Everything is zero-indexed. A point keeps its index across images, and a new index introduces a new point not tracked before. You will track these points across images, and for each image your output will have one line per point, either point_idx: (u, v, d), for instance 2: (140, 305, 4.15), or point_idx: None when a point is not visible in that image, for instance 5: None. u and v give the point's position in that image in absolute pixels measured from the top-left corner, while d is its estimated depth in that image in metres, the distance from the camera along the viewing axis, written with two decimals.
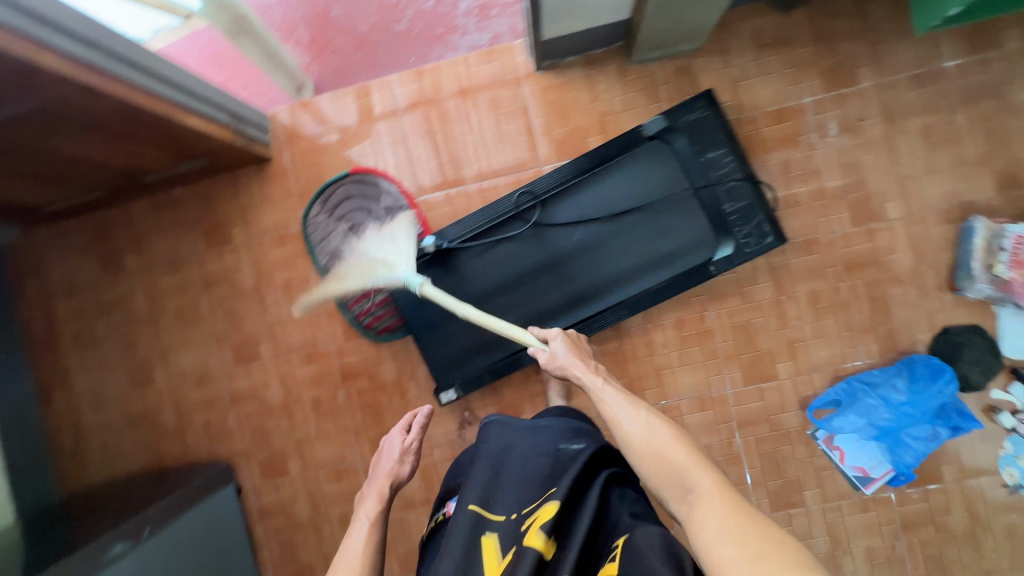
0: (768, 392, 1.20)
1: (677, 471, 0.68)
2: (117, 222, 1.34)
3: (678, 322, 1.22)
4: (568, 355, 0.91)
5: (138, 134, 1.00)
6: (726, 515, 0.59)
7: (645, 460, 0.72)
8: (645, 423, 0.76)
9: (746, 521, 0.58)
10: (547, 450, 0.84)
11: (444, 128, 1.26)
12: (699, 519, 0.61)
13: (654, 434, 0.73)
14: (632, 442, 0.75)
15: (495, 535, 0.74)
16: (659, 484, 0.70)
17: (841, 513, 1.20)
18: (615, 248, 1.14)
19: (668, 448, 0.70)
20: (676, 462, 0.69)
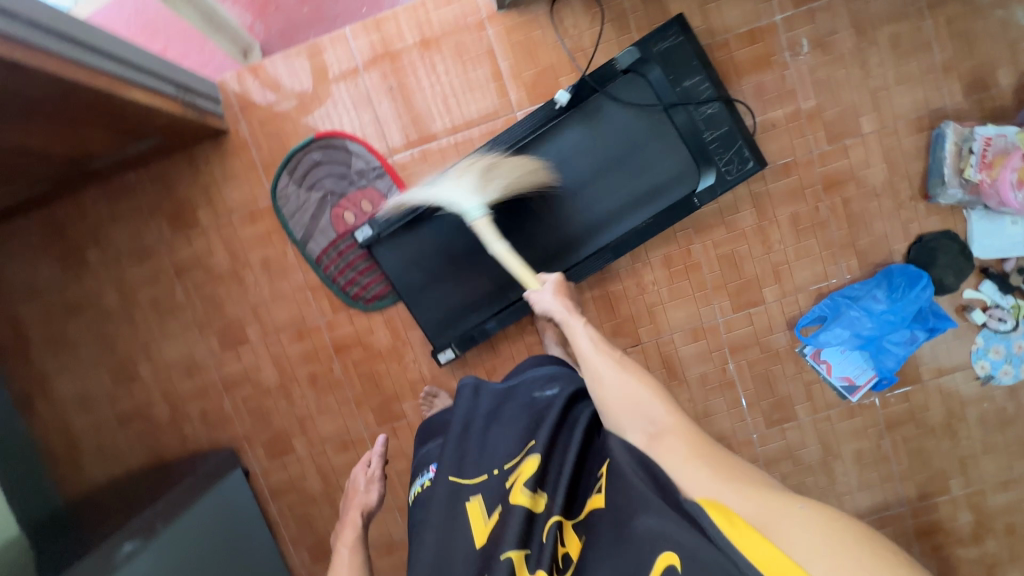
0: (757, 317, 1.24)
1: (632, 404, 0.71)
2: (70, 216, 1.25)
3: (665, 259, 1.22)
4: (555, 296, 0.92)
5: (80, 116, 0.92)
6: (691, 450, 0.63)
7: (608, 397, 0.73)
8: (610, 358, 0.79)
9: (717, 456, 0.62)
10: (518, 403, 0.87)
11: (409, 81, 1.20)
12: (666, 451, 0.64)
13: (619, 369, 0.76)
14: (598, 384, 0.76)
15: (479, 499, 0.77)
16: (615, 419, 0.71)
17: (830, 421, 1.27)
18: (597, 190, 1.13)
19: (635, 386, 0.72)
20: (642, 395, 0.71)
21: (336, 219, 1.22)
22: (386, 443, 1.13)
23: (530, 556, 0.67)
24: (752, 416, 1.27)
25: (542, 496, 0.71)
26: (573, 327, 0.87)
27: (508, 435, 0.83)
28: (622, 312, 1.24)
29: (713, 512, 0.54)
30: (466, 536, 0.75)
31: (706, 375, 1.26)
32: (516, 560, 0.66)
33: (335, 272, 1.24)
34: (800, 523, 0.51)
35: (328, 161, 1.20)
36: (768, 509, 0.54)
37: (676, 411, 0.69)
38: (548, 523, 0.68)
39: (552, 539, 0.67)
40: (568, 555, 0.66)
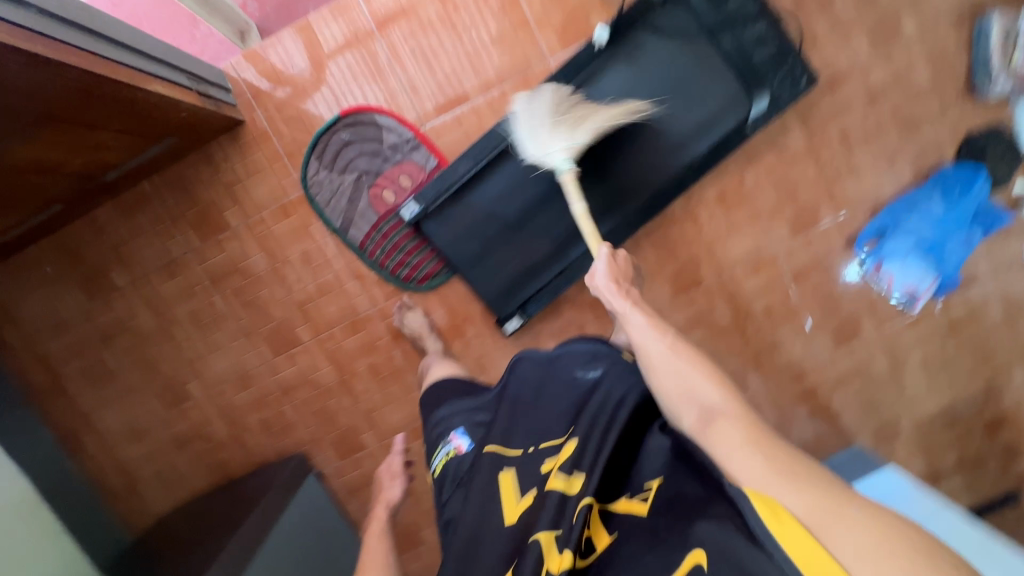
0: (815, 239, 1.22)
1: (687, 394, 0.67)
2: (86, 237, 1.16)
3: (720, 193, 1.20)
4: (609, 276, 0.82)
5: (99, 120, 0.83)
6: (748, 435, 0.61)
7: (669, 389, 0.68)
8: (665, 345, 0.71)
9: (772, 444, 0.59)
10: (564, 384, 0.83)
11: (431, 40, 1.12)
12: (721, 440, 0.61)
13: (673, 356, 0.70)
14: (656, 374, 0.70)
15: (512, 471, 0.75)
16: (668, 406, 0.68)
17: (896, 332, 1.28)
18: (648, 130, 1.08)
19: (689, 372, 0.68)
20: (694, 381, 0.67)
21: (374, 200, 1.15)
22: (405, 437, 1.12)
23: (560, 536, 0.63)
24: (820, 339, 1.27)
25: (578, 477, 0.67)
26: (620, 312, 0.77)
27: (555, 416, 0.79)
28: (682, 255, 1.22)
29: (758, 502, 0.54)
30: (496, 508, 0.72)
31: (770, 306, 1.25)
32: (543, 540, 0.64)
33: (382, 257, 1.18)
34: (854, 528, 0.50)
35: (358, 138, 1.13)
36: (817, 505, 0.53)
37: (734, 396, 0.65)
38: (580, 499, 0.64)
39: (581, 516, 0.63)
40: (592, 541, 0.63)
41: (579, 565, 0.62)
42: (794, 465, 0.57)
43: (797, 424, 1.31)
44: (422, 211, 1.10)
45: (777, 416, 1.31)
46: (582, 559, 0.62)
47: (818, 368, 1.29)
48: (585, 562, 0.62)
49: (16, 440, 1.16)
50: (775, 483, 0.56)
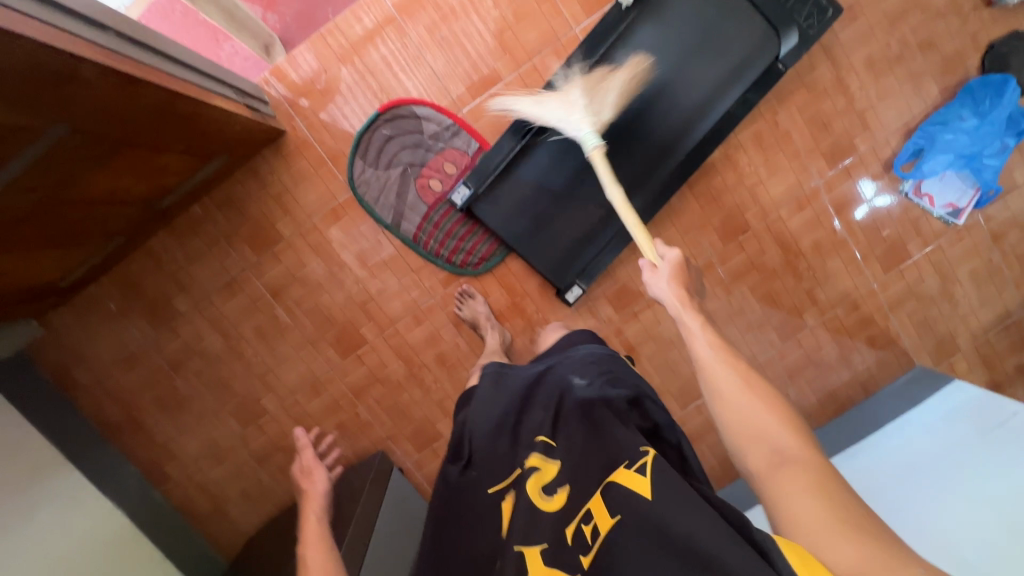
0: (853, 169, 1.25)
1: (756, 432, 0.61)
2: (145, 268, 1.18)
3: (755, 137, 1.23)
4: (672, 282, 0.80)
5: (168, 142, 0.85)
6: (819, 483, 0.55)
7: (729, 420, 0.64)
8: (734, 377, 0.66)
9: (838, 493, 0.54)
10: (546, 389, 0.80)
11: (458, 25, 1.14)
12: (785, 483, 0.55)
13: (743, 388, 0.64)
14: (722, 404, 0.65)
15: (505, 492, 0.73)
16: (733, 437, 0.62)
17: (943, 250, 1.30)
18: (683, 84, 1.10)
19: (761, 413, 0.62)
20: (763, 420, 0.61)
21: (423, 190, 1.18)
22: (304, 429, 1.21)
23: (550, 551, 0.63)
24: (869, 266, 1.30)
25: (563, 491, 0.67)
26: (688, 332, 0.73)
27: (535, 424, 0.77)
28: (725, 203, 1.25)
29: (794, 558, 0.49)
30: (491, 531, 0.71)
31: (818, 241, 1.28)
32: (524, 553, 0.64)
33: (435, 246, 1.20)
34: None
35: (399, 133, 1.16)
36: (874, 559, 0.49)
37: (807, 442, 0.59)
38: (574, 520, 0.63)
39: (577, 536, 0.62)
40: (597, 528, 0.60)
41: (580, 565, 0.59)
42: (864, 521, 0.52)
43: (857, 353, 1.34)
44: (469, 196, 1.12)
45: (837, 349, 1.33)
46: (586, 556, 0.60)
47: (871, 295, 1.31)
48: (589, 559, 0.59)
49: (104, 476, 1.18)
50: (838, 532, 0.51)
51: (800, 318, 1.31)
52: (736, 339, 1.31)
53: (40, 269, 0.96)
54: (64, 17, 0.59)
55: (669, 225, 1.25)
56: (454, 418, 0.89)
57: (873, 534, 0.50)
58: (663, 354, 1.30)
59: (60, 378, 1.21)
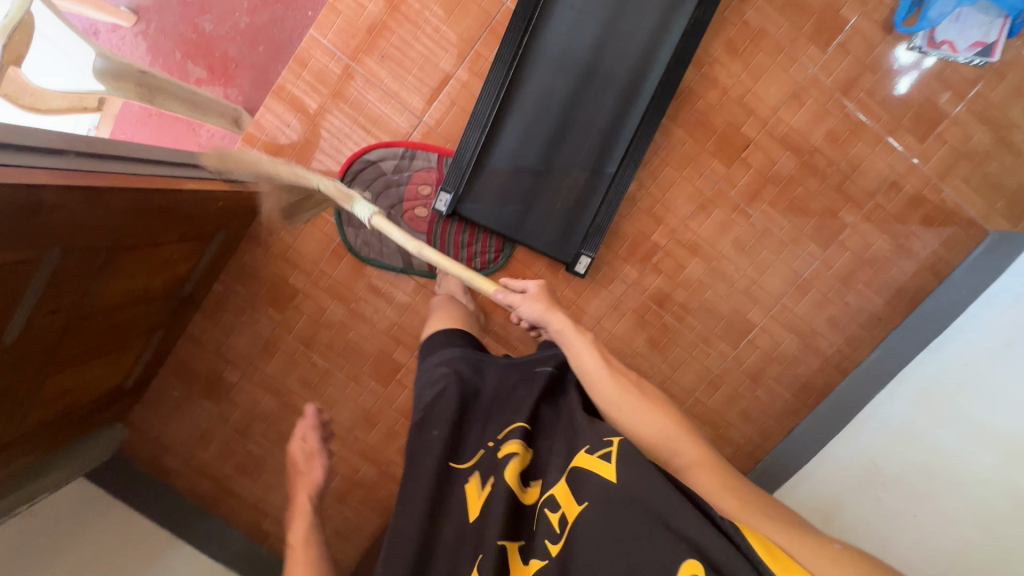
0: (849, 44, 1.13)
1: (663, 444, 0.70)
2: (193, 351, 1.28)
3: (729, 46, 1.12)
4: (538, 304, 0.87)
5: (159, 235, 0.92)
6: (724, 478, 0.64)
7: (636, 426, 0.72)
8: (622, 385, 0.76)
9: (741, 485, 0.64)
10: (507, 375, 0.84)
11: (393, 39, 1.14)
12: (705, 483, 0.64)
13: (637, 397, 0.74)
14: (618, 416, 0.73)
15: (471, 475, 0.72)
16: (651, 450, 0.70)
17: (984, 97, 1.14)
18: (627, 22, 1.05)
19: (662, 421, 0.72)
20: (667, 427, 0.71)
21: (414, 223, 1.20)
22: (317, 407, 0.93)
23: (525, 547, 0.63)
24: (900, 141, 1.16)
25: (536, 486, 0.69)
26: (572, 347, 0.81)
27: (500, 409, 0.78)
28: (717, 124, 1.16)
29: (755, 539, 0.52)
30: (461, 517, 0.69)
31: (832, 131, 1.16)
32: (507, 547, 0.63)
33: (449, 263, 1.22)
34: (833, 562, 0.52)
35: (367, 186, 1.19)
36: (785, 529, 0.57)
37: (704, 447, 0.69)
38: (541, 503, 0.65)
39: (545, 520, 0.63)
40: (563, 518, 0.61)
41: (547, 554, 0.60)
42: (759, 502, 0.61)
43: (915, 238, 1.20)
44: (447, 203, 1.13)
45: (889, 240, 1.20)
46: (553, 543, 0.60)
47: (913, 170, 1.17)
48: (556, 547, 0.60)
49: (211, 545, 1.29)
50: (752, 513, 0.59)
51: (837, 218, 1.19)
52: (772, 261, 1.21)
53: (102, 374, 1.06)
54: (26, 154, 0.67)
55: (664, 166, 1.18)
56: (422, 379, 0.86)
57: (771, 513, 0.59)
58: (697, 298, 1.23)
59: (153, 468, 1.33)
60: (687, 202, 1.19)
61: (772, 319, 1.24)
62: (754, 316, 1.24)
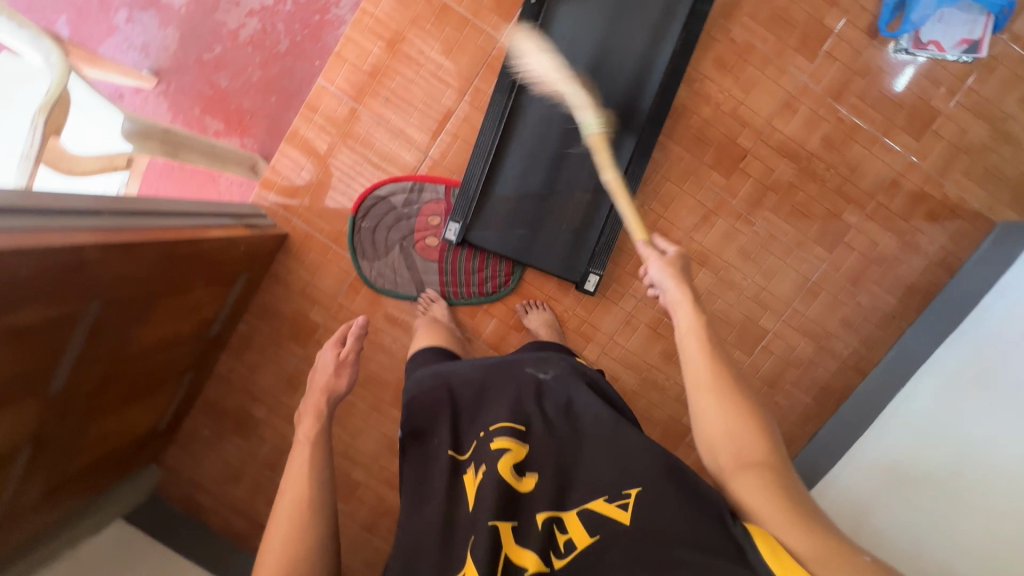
0: (836, 51, 1.16)
1: (733, 435, 0.65)
2: (221, 389, 1.33)
3: (718, 62, 1.16)
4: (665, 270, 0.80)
5: (187, 281, 0.97)
6: (773, 486, 0.60)
7: (706, 418, 0.67)
8: (719, 373, 0.69)
9: (790, 495, 0.59)
10: (494, 370, 0.84)
11: (396, 81, 1.20)
12: (748, 490, 0.61)
13: (721, 386, 0.68)
14: (698, 396, 0.69)
15: (465, 464, 0.71)
16: (706, 444, 0.67)
17: (976, 91, 1.16)
18: (617, 49, 1.10)
19: (746, 418, 0.65)
20: (744, 421, 0.65)
21: (426, 252, 1.24)
22: (368, 320, 0.90)
23: (518, 531, 0.64)
24: (897, 140, 1.18)
25: (532, 476, 0.69)
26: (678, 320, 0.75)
27: (493, 405, 0.78)
28: (713, 137, 1.19)
29: (765, 551, 0.55)
30: (457, 504, 0.67)
31: (827, 136, 1.18)
32: (496, 528, 0.63)
33: (463, 287, 1.25)
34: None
35: (379, 220, 1.24)
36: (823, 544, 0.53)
37: (771, 449, 0.64)
38: (543, 510, 0.66)
39: (547, 527, 0.64)
40: (571, 541, 0.63)
41: (551, 565, 0.61)
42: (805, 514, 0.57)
43: (922, 234, 1.21)
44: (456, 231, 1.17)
45: (895, 238, 1.21)
46: (556, 559, 0.62)
47: (913, 168, 1.19)
48: (561, 561, 0.62)
49: None
50: (787, 522, 0.56)
51: (841, 220, 1.21)
52: (779, 266, 1.22)
53: (138, 417, 1.11)
54: (69, 216, 0.73)
55: (665, 181, 1.21)
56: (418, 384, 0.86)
57: (814, 525, 0.56)
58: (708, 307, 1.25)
59: (188, 507, 1.38)
60: (690, 214, 1.21)
61: (785, 324, 1.25)
62: (766, 322, 1.25)
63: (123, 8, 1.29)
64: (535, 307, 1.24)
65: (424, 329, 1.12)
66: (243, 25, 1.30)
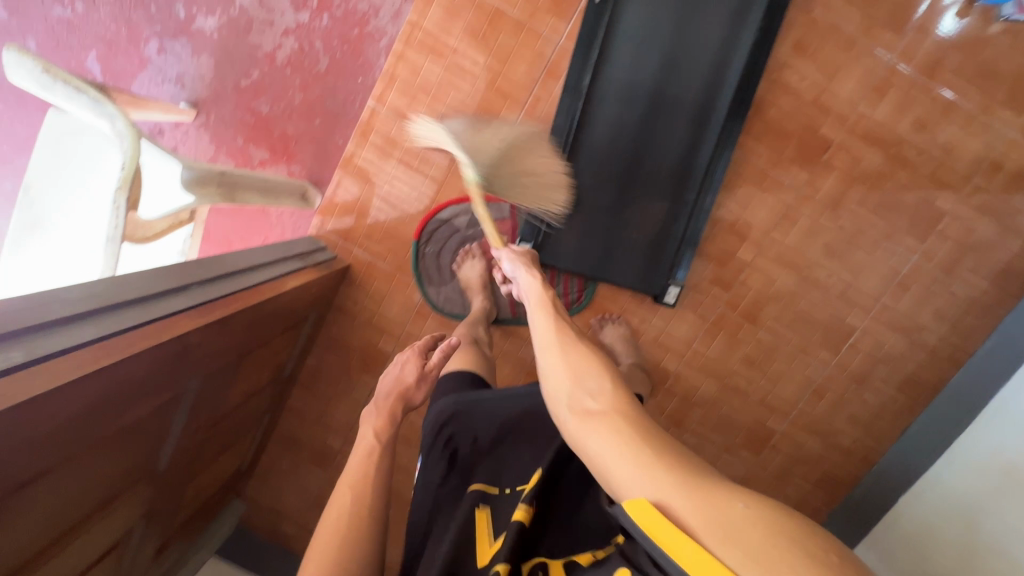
0: (930, 24, 1.05)
1: (580, 384, 0.59)
2: (295, 423, 1.32)
3: (799, 48, 1.07)
4: (524, 267, 0.82)
5: (267, 334, 0.94)
6: (626, 435, 0.52)
7: (555, 372, 0.62)
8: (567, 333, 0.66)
9: (649, 441, 0.51)
10: (525, 410, 0.84)
11: (450, 96, 1.13)
12: (601, 443, 0.52)
13: (561, 343, 0.65)
14: (545, 354, 0.65)
15: (482, 506, 0.68)
16: (552, 399, 0.61)
17: None
18: (692, 46, 1.01)
19: (583, 365, 0.61)
20: (583, 367, 0.61)
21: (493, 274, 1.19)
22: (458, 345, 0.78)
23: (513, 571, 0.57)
24: (997, 116, 1.09)
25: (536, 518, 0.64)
26: (530, 300, 0.76)
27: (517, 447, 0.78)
28: (794, 130, 1.11)
29: (641, 517, 0.45)
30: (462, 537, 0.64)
31: (919, 119, 1.09)
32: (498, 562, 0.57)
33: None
34: (750, 530, 0.40)
35: (443, 244, 1.20)
36: (705, 511, 0.43)
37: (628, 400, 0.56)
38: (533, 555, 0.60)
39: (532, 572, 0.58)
40: None
41: None
42: (662, 459, 0.49)
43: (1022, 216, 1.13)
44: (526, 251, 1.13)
45: (994, 223, 1.13)
46: None
47: (1014, 146, 1.10)
48: None
49: None
50: (654, 482, 0.47)
51: (934, 208, 1.13)
52: (867, 261, 1.16)
53: (225, 465, 1.11)
54: (163, 298, 0.69)
55: (742, 180, 1.13)
56: (443, 408, 0.86)
57: (677, 479, 0.46)
58: (791, 309, 1.19)
59: (272, 535, 1.40)
60: (770, 214, 1.15)
61: (874, 320, 1.19)
62: (853, 319, 1.19)
63: (153, 38, 1.23)
64: (610, 321, 1.20)
65: (461, 351, 1.02)
66: (280, 46, 1.23)
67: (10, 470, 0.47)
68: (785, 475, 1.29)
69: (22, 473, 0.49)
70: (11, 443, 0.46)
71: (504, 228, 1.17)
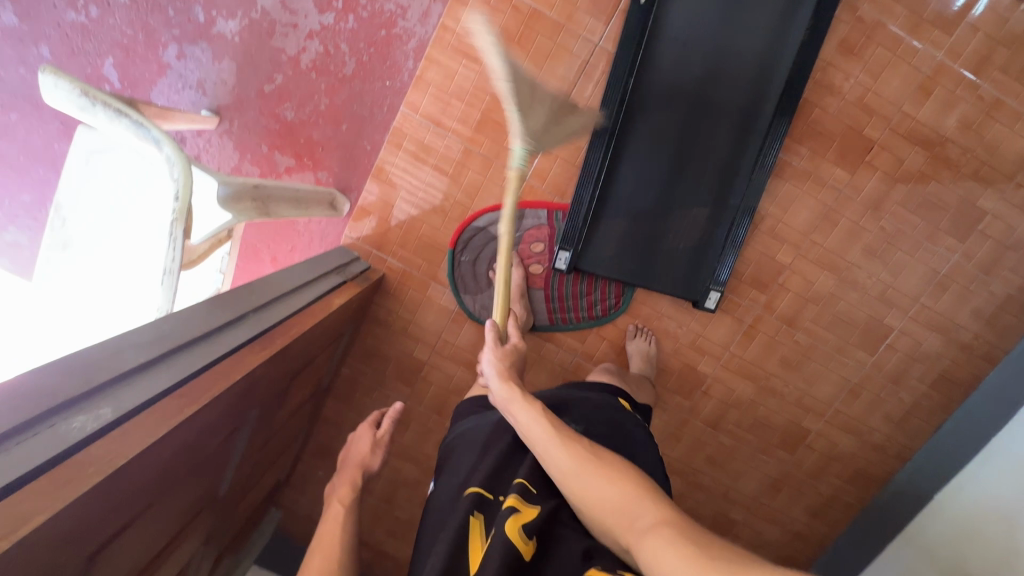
0: (980, 20, 1.03)
1: (618, 502, 0.62)
2: (330, 432, 1.32)
3: (844, 48, 1.04)
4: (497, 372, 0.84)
5: (313, 353, 0.92)
6: (672, 535, 0.54)
7: (587, 490, 0.64)
8: (573, 442, 0.70)
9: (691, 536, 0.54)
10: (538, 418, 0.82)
11: (486, 101, 1.10)
12: (650, 549, 0.55)
13: (575, 458, 0.68)
14: (568, 479, 0.67)
15: (473, 514, 0.67)
16: (596, 523, 0.63)
17: None
18: (738, 49, 0.99)
19: (606, 480, 0.64)
20: (609, 485, 0.64)
21: (530, 280, 1.17)
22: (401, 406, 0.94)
23: None
24: None
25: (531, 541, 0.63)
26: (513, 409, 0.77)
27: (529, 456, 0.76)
28: (837, 130, 1.09)
29: None
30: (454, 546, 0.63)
31: (963, 117, 1.07)
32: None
33: (571, 312, 1.20)
34: None
35: (478, 252, 1.18)
36: None
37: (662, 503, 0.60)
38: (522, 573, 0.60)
39: None
40: None
41: None
42: (707, 546, 0.52)
43: None
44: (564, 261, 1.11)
45: None
46: None
47: None
48: None
49: None
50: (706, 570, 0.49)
51: (977, 207, 1.12)
52: (907, 262, 1.15)
53: (269, 480, 1.10)
54: (224, 331, 0.67)
55: (783, 182, 1.12)
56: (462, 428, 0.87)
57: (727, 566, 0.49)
58: (828, 311, 1.19)
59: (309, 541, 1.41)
60: (810, 217, 1.13)
61: (912, 321, 1.19)
62: (891, 319, 1.19)
63: (171, 43, 1.18)
64: (643, 334, 1.20)
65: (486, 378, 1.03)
66: (304, 49, 1.18)
67: (101, 529, 0.46)
68: (819, 472, 1.30)
69: (110, 529, 0.48)
70: (106, 503, 0.45)
71: (542, 234, 1.15)
